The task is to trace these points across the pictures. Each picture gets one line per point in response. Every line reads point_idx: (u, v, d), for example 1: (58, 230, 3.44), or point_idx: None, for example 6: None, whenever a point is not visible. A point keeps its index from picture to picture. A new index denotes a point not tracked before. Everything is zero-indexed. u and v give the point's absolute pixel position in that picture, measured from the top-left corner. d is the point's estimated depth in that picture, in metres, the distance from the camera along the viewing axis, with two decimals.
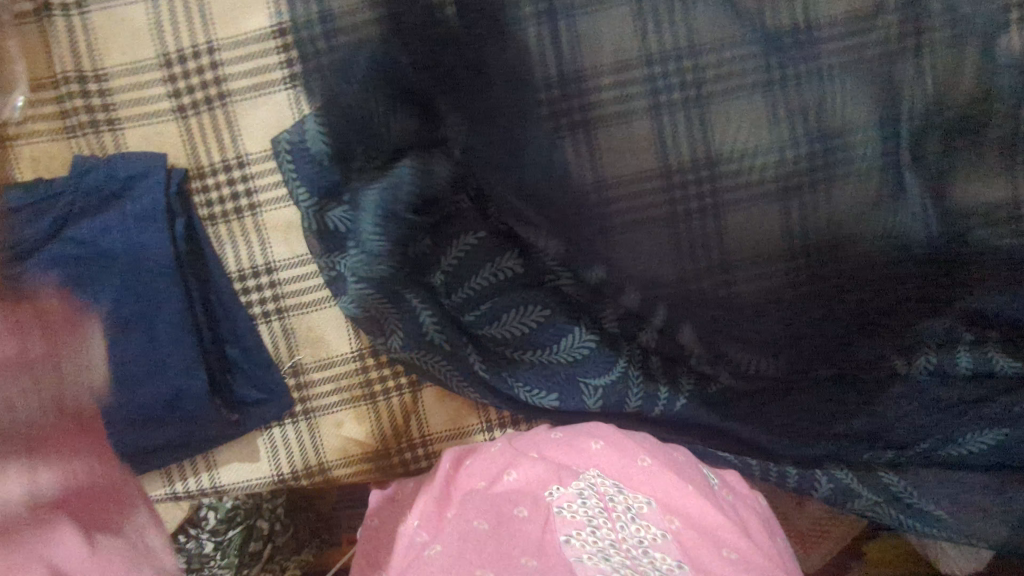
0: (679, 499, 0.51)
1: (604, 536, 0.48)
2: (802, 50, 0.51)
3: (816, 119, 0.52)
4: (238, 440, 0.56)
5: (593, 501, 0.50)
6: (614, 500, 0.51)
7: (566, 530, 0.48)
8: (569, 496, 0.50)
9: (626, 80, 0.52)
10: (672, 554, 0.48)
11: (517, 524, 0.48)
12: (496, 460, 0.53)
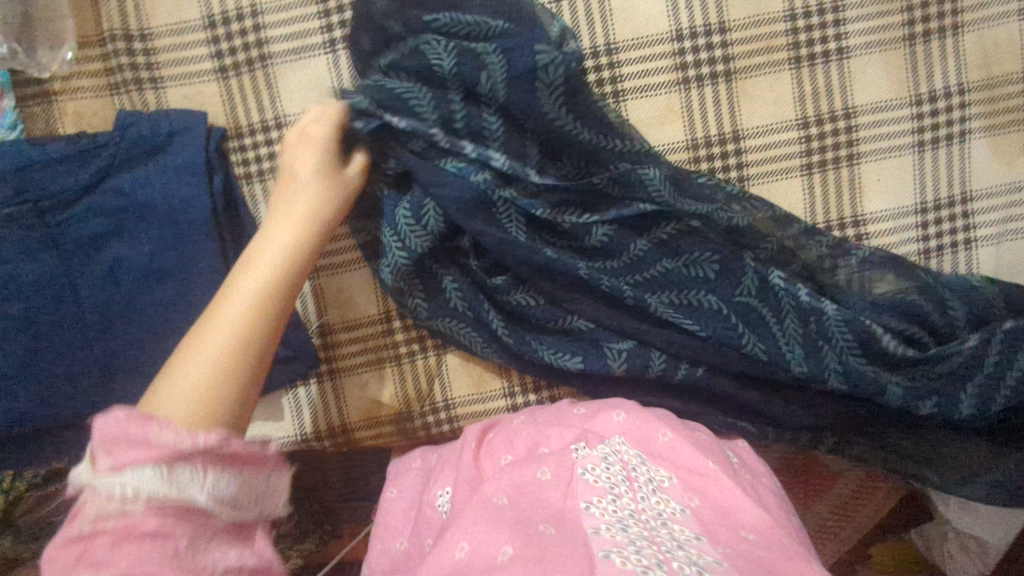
0: (700, 478, 0.50)
1: (624, 505, 0.45)
2: (828, 30, 0.54)
3: (836, 96, 0.55)
4: (263, 397, 0.57)
5: (616, 467, 0.49)
6: (637, 470, 0.49)
7: (586, 497, 0.45)
8: (594, 459, 0.49)
9: (657, 54, 0.54)
10: (691, 528, 0.45)
11: (537, 490, 0.47)
12: (519, 435, 0.54)
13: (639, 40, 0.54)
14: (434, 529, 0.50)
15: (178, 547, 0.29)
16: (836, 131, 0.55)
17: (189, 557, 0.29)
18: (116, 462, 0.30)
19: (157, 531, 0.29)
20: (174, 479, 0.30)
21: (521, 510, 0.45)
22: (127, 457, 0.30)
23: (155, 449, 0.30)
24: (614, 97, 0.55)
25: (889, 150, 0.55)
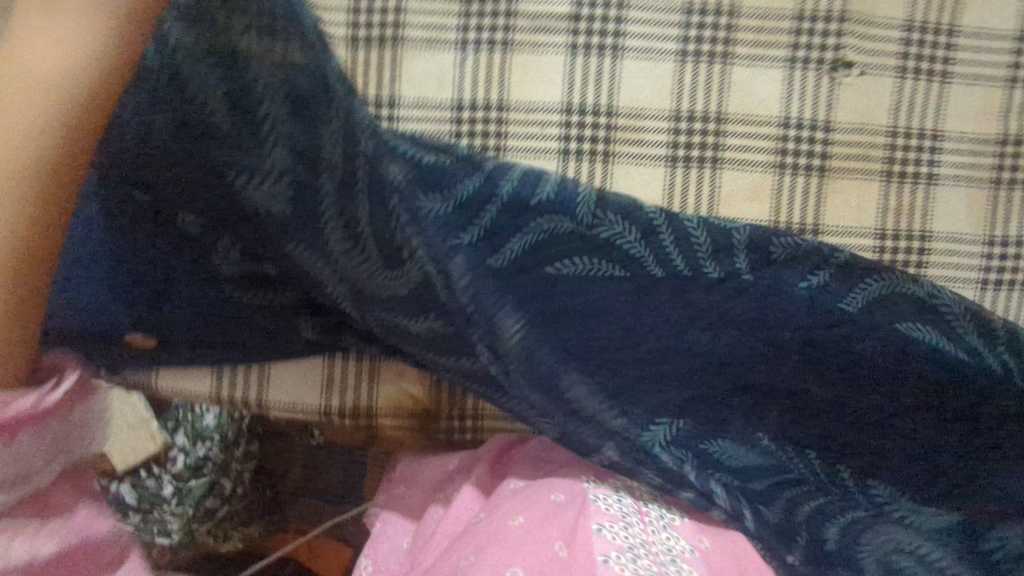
0: (705, 527, 0.55)
1: (636, 533, 0.49)
2: (924, 153, 0.57)
3: (919, 217, 0.57)
4: (298, 359, 0.57)
5: (625, 504, 0.52)
6: (645, 510, 0.53)
7: (600, 521, 0.48)
8: (603, 495, 0.52)
9: (762, 134, 0.56)
10: (698, 568, 0.49)
11: (550, 512, 0.49)
12: (540, 456, 0.57)
13: (749, 117, 0.56)
14: (457, 528, 0.51)
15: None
16: (909, 248, 0.57)
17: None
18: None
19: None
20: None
21: (535, 531, 0.46)
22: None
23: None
24: (711, 163, 0.56)
25: (955, 282, 0.58)
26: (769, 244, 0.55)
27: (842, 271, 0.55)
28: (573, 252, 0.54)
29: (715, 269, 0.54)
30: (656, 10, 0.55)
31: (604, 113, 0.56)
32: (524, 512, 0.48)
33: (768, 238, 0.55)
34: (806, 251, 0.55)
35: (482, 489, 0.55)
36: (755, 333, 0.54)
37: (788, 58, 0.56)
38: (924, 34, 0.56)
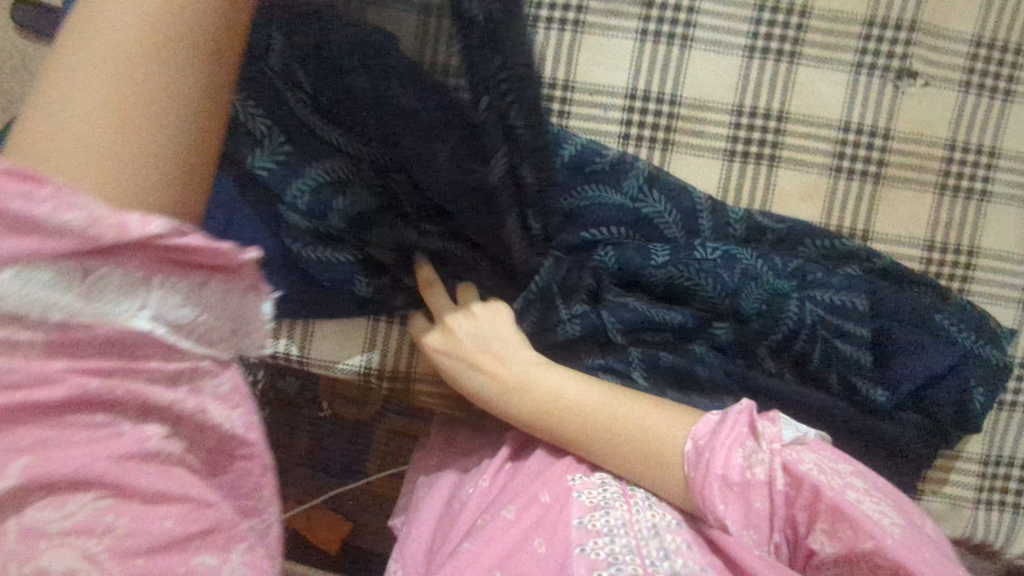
0: None
1: (617, 515, 0.46)
2: (979, 169, 0.57)
3: (968, 231, 0.58)
4: (344, 320, 0.57)
5: (612, 488, 0.48)
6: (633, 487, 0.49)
7: (580, 514, 0.46)
8: (590, 484, 0.49)
9: (821, 136, 0.57)
10: (684, 537, 0.45)
11: (537, 507, 0.47)
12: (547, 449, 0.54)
13: (810, 118, 0.57)
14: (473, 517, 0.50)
15: (19, 427, 0.27)
16: (956, 262, 0.58)
17: (39, 398, 0.27)
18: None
19: (121, 441, 0.29)
20: (77, 283, 0.28)
21: (521, 520, 0.46)
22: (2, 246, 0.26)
23: (47, 232, 0.27)
24: (768, 161, 0.57)
25: (998, 298, 0.58)
26: (804, 242, 0.56)
27: (880, 273, 0.56)
28: (613, 224, 0.54)
29: (752, 255, 0.54)
30: (728, 3, 0.56)
31: (667, 101, 0.56)
32: (513, 500, 0.48)
33: (801, 236, 0.56)
34: (843, 253, 0.57)
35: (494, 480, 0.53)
36: (805, 319, 0.53)
37: (854, 63, 0.56)
38: (992, 51, 0.56)
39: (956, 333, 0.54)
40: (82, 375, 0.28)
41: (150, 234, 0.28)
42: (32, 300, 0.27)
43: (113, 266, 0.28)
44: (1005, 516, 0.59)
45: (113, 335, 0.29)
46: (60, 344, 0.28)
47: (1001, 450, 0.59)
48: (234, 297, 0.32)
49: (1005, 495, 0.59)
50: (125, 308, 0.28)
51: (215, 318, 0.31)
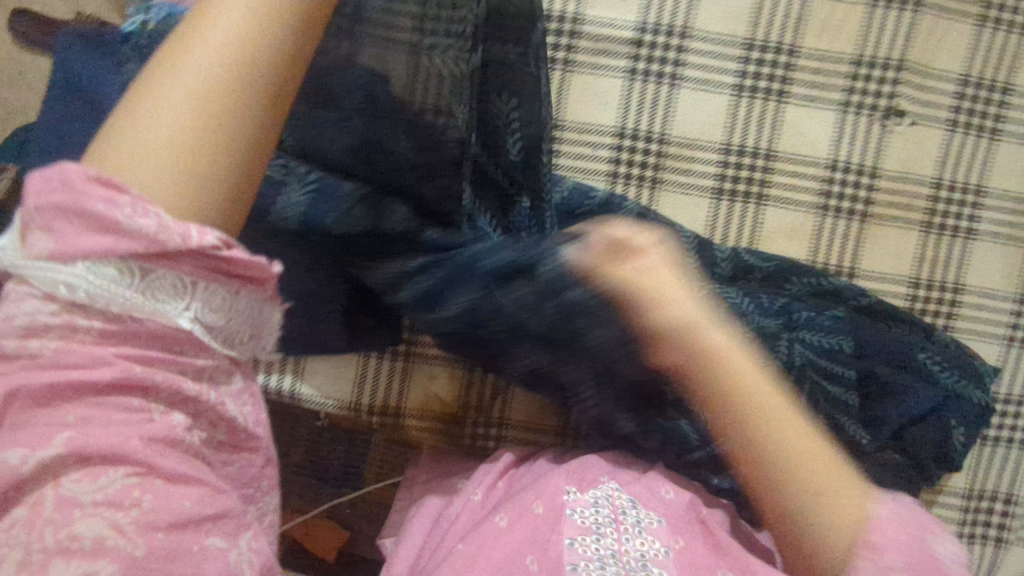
0: (683, 525, 0.53)
1: (607, 544, 0.49)
2: (965, 207, 0.58)
3: (954, 269, 0.58)
4: (335, 355, 0.58)
5: (604, 510, 0.52)
6: (625, 513, 0.52)
7: (571, 534, 0.49)
8: (583, 502, 0.52)
9: (808, 174, 0.57)
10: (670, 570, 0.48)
11: (531, 521, 0.50)
12: (543, 464, 0.56)
13: (797, 156, 0.57)
14: (465, 526, 0.52)
15: (71, 403, 0.31)
16: (941, 299, 0.58)
17: (89, 380, 0.31)
18: (68, 245, 0.30)
19: (151, 426, 0.33)
20: (130, 277, 0.31)
21: (514, 534, 0.49)
22: (78, 239, 0.30)
23: (116, 233, 0.30)
24: (756, 199, 0.57)
25: (982, 335, 0.59)
26: (789, 280, 0.57)
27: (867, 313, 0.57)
28: None
29: (739, 293, 0.55)
30: (717, 42, 0.56)
31: (656, 140, 0.57)
32: (507, 510, 0.51)
33: (787, 275, 0.57)
34: (828, 291, 0.57)
35: (486, 496, 0.54)
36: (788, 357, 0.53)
37: (842, 101, 0.57)
38: (979, 90, 0.57)
39: (937, 371, 0.56)
40: (127, 361, 0.32)
41: (200, 244, 0.31)
42: (97, 288, 0.31)
43: (168, 268, 0.32)
44: (987, 549, 0.60)
45: (158, 330, 0.32)
46: (114, 331, 0.31)
47: (986, 484, 0.59)
48: (258, 306, 0.36)
49: (988, 528, 0.60)
50: (173, 306, 0.32)
51: (236, 326, 0.35)
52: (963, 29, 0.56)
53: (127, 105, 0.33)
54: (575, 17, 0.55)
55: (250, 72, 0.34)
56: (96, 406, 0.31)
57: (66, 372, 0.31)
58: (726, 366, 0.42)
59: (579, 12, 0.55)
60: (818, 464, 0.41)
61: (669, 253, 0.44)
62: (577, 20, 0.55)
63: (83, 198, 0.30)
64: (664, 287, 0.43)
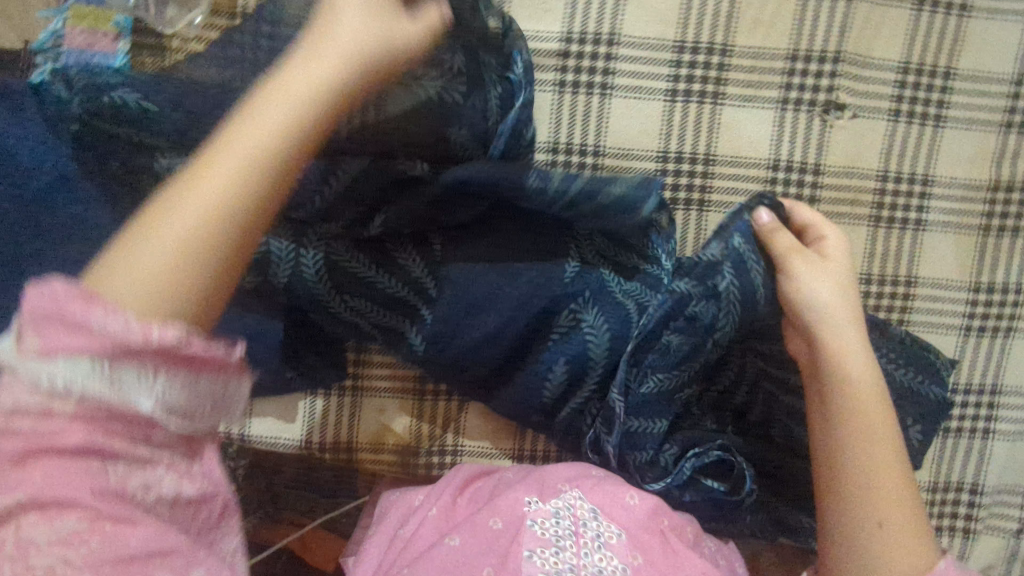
0: (648, 538, 0.49)
1: (565, 559, 0.47)
2: (913, 198, 0.56)
3: (906, 262, 0.57)
4: (281, 397, 0.57)
5: (565, 522, 0.49)
6: (586, 525, 0.49)
7: (530, 546, 0.47)
8: (545, 512, 0.49)
9: (750, 176, 0.56)
10: None
11: (486, 537, 0.48)
12: (502, 482, 0.54)
13: (737, 159, 0.55)
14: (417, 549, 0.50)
15: (31, 471, 0.26)
16: (895, 293, 0.57)
17: (49, 453, 0.26)
18: (44, 344, 0.26)
19: (114, 484, 0.27)
20: (102, 375, 0.26)
21: (467, 554, 0.47)
22: (49, 344, 0.26)
23: (85, 331, 0.27)
24: (698, 206, 0.56)
25: (939, 326, 0.58)
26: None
27: None
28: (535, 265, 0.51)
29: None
30: (646, 47, 0.54)
31: (590, 153, 0.55)
32: (460, 530, 0.49)
33: None
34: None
35: (445, 513, 0.52)
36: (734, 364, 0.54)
37: (779, 99, 0.55)
38: (919, 76, 0.55)
39: (893, 370, 0.54)
40: (89, 435, 0.26)
41: (171, 340, 0.28)
42: (70, 388, 0.26)
43: (134, 357, 0.27)
44: (955, 540, 0.59)
45: (123, 415, 0.27)
46: (82, 415, 0.26)
47: (951, 475, 0.59)
48: (225, 391, 0.30)
49: (956, 518, 0.59)
50: (137, 390, 0.27)
51: (201, 407, 0.29)
52: (898, 15, 0.54)
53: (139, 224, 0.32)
54: None
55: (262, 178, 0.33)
56: (62, 466, 0.26)
57: (32, 442, 0.26)
58: (850, 386, 0.45)
59: None
60: (896, 493, 0.43)
61: (842, 281, 0.48)
62: None
63: (59, 298, 0.27)
64: (842, 318, 0.47)
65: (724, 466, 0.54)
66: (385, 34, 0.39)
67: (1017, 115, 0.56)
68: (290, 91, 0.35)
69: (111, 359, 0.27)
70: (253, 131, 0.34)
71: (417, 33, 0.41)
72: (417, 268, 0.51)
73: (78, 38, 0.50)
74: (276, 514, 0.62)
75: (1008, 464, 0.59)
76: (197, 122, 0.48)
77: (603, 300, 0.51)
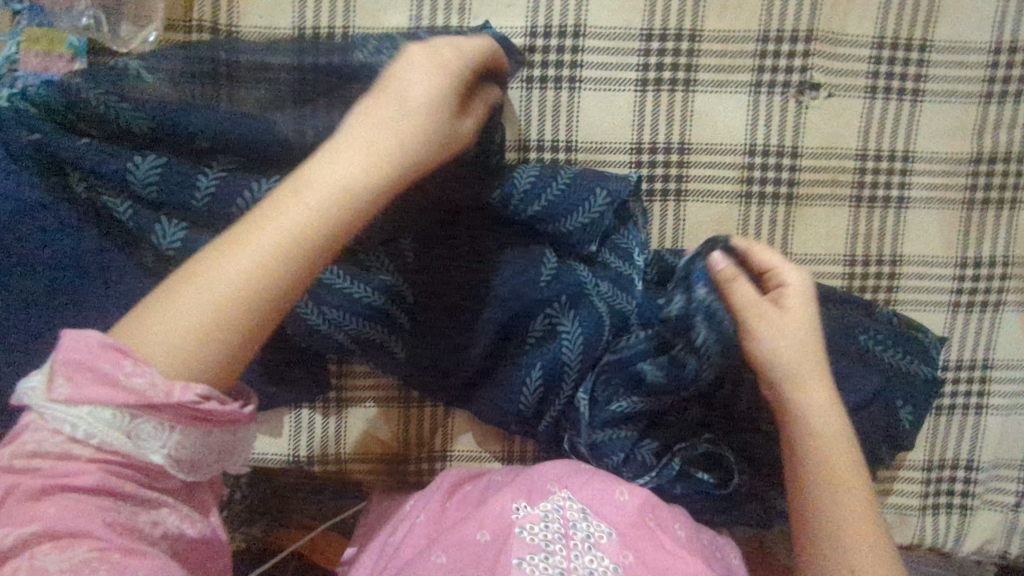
0: (640, 538, 0.47)
1: (556, 562, 0.45)
2: (894, 175, 0.55)
3: (890, 241, 0.56)
4: (265, 412, 0.56)
5: (555, 525, 0.47)
6: (576, 527, 0.47)
7: (519, 553, 0.45)
8: (533, 517, 0.47)
9: (727, 162, 0.55)
10: None
11: (473, 545, 0.46)
12: (490, 488, 0.52)
13: (713, 146, 0.54)
14: (401, 563, 0.48)
15: (52, 500, 0.28)
16: (880, 273, 0.56)
17: (72, 486, 0.29)
18: (73, 392, 0.29)
19: (123, 519, 0.30)
20: (122, 425, 0.30)
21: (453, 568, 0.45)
22: (78, 394, 0.29)
23: (114, 386, 0.30)
24: (675, 196, 0.55)
25: (926, 304, 0.57)
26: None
27: None
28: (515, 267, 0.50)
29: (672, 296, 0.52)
30: (613, 37, 0.53)
31: (562, 148, 0.54)
32: (447, 546, 0.46)
33: None
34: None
35: (431, 525, 0.51)
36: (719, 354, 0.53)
37: (753, 82, 0.54)
38: (895, 51, 0.54)
39: (880, 351, 0.54)
40: (107, 474, 0.30)
41: (190, 401, 0.30)
42: (91, 435, 0.29)
43: (155, 414, 0.30)
44: (953, 517, 0.59)
45: (139, 462, 0.30)
46: (103, 454, 0.29)
47: (945, 453, 0.58)
48: (229, 443, 0.34)
49: (952, 495, 0.59)
50: (153, 442, 0.30)
51: (207, 455, 0.33)
52: None
53: (176, 284, 0.33)
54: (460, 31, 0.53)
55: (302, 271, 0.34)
56: (79, 499, 0.29)
57: (54, 477, 0.29)
58: (816, 455, 0.44)
59: (464, 26, 0.53)
60: (870, 551, 0.42)
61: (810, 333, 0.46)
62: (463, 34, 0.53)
63: (91, 349, 0.30)
64: (805, 375, 0.45)
65: (708, 457, 0.54)
66: (446, 133, 0.40)
67: (997, 85, 0.54)
68: (338, 183, 0.35)
69: (135, 414, 0.30)
70: (317, 204, 0.34)
71: (469, 130, 0.42)
72: (394, 277, 0.51)
73: (32, 60, 0.49)
74: (286, 518, 0.64)
75: (1005, 439, 0.58)
76: (156, 140, 0.47)
77: (581, 302, 0.50)
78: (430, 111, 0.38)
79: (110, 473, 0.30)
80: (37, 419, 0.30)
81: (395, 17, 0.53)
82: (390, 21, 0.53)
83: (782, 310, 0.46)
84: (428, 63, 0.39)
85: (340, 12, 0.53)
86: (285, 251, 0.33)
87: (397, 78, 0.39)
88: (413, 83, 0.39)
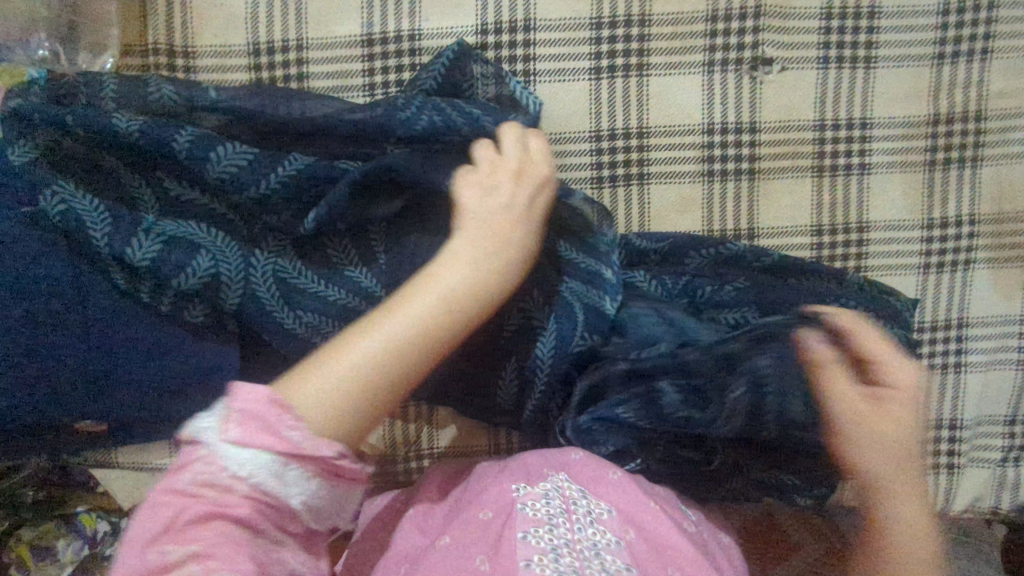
0: (637, 512, 0.48)
1: (561, 534, 0.44)
2: (855, 143, 0.56)
3: (856, 207, 0.56)
4: None
5: (556, 502, 0.47)
6: (577, 503, 0.47)
7: (524, 527, 0.45)
8: (534, 495, 0.48)
9: (687, 143, 0.55)
10: (623, 559, 0.44)
11: (478, 527, 0.46)
12: (484, 473, 0.53)
13: (671, 128, 0.55)
14: (406, 555, 0.48)
15: (206, 528, 0.32)
16: (848, 241, 0.57)
17: (227, 515, 0.32)
18: (241, 436, 0.33)
19: (259, 550, 0.33)
20: (277, 471, 0.33)
21: (458, 547, 0.45)
22: (247, 438, 0.33)
23: (276, 436, 0.33)
24: (638, 180, 0.56)
25: (896, 268, 0.57)
26: (689, 254, 0.54)
27: (776, 273, 0.55)
28: None
29: (644, 277, 0.54)
30: (564, 28, 0.54)
31: None
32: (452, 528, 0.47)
33: (685, 250, 0.55)
34: (729, 258, 0.55)
35: (431, 516, 0.51)
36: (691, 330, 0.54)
37: (706, 61, 0.54)
38: (844, 20, 0.54)
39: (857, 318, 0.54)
40: (253, 509, 0.33)
41: (334, 458, 0.35)
42: (251, 477, 0.33)
43: (303, 463, 0.34)
44: (940, 477, 0.60)
45: (279, 504, 0.33)
46: (255, 490, 0.33)
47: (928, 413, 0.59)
48: (348, 498, 0.37)
49: (938, 456, 0.59)
50: (295, 488, 0.34)
51: (333, 504, 0.36)
52: None
53: (325, 353, 0.37)
54: (413, 34, 0.53)
55: (433, 352, 0.39)
56: (230, 528, 0.32)
57: (215, 506, 0.32)
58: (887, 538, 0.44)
59: (416, 29, 0.53)
60: None
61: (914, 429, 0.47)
62: (415, 37, 0.53)
63: (258, 401, 0.34)
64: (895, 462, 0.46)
65: (694, 437, 0.54)
66: (535, 237, 0.45)
67: (949, 46, 0.55)
68: (472, 279, 0.41)
69: (287, 462, 0.33)
70: (443, 298, 0.40)
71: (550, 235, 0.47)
72: (364, 275, 0.50)
73: None
74: None
75: (987, 396, 0.59)
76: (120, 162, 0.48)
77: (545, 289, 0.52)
78: (529, 217, 0.45)
79: (258, 511, 0.33)
80: (203, 455, 0.33)
81: (348, 26, 0.53)
82: (343, 29, 0.53)
83: (882, 406, 0.47)
84: (518, 164, 0.46)
85: (292, 24, 0.53)
86: (415, 334, 0.38)
87: (496, 183, 0.46)
88: (513, 188, 0.45)
